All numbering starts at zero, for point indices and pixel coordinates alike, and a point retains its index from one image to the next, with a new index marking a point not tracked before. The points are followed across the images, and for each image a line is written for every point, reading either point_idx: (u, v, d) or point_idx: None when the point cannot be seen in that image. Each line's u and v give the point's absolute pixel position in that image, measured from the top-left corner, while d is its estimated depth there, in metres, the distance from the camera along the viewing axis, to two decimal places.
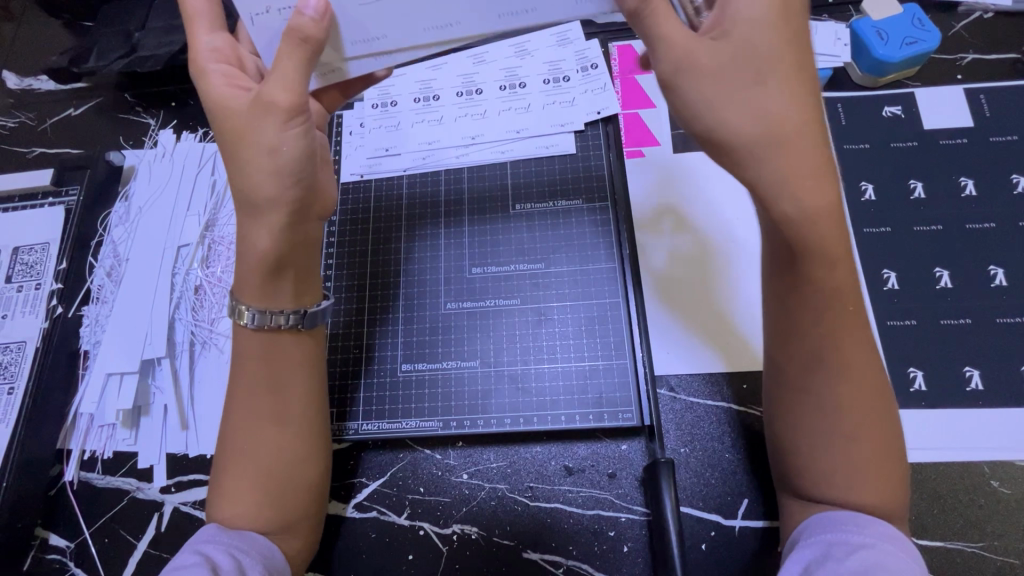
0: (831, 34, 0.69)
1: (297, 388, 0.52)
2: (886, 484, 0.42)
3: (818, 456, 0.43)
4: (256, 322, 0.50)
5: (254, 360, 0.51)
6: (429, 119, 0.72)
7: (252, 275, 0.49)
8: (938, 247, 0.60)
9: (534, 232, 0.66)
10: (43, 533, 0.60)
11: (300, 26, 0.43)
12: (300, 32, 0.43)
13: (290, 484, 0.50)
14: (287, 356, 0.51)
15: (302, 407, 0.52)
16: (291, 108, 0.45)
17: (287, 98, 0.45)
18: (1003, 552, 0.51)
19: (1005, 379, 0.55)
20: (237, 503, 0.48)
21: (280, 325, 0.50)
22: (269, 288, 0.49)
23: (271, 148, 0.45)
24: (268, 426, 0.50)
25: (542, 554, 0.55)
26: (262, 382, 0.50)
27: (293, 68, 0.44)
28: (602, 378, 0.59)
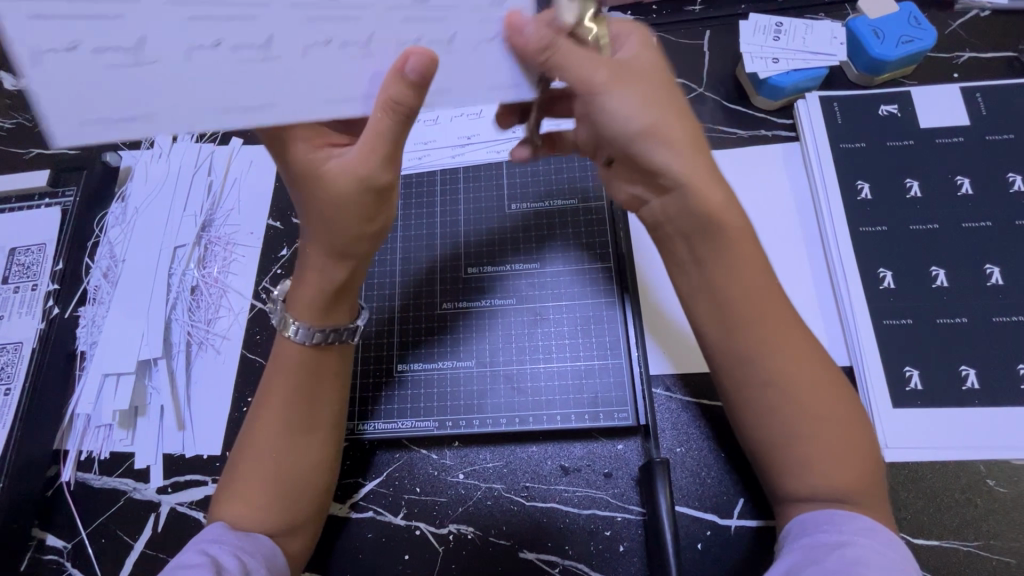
0: (827, 32, 0.68)
1: (326, 402, 0.52)
2: (854, 473, 0.43)
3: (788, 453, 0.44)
4: (308, 338, 0.51)
5: (291, 372, 0.51)
6: (425, 120, 0.73)
7: (318, 298, 0.50)
8: (933, 246, 0.60)
9: (530, 231, 0.67)
10: (40, 533, 0.60)
11: (400, 98, 0.39)
12: (401, 105, 0.39)
13: (306, 488, 0.50)
14: (320, 364, 0.52)
15: (328, 417, 0.52)
16: (388, 185, 0.44)
17: (390, 176, 0.44)
18: (998, 551, 0.51)
19: (1001, 379, 0.55)
20: (246, 505, 0.48)
21: (325, 342, 0.51)
22: (326, 304, 0.51)
23: (368, 217, 0.46)
24: (292, 436, 0.50)
25: (538, 554, 0.55)
26: (297, 393, 0.51)
27: (391, 145, 0.42)
28: (598, 378, 0.59)
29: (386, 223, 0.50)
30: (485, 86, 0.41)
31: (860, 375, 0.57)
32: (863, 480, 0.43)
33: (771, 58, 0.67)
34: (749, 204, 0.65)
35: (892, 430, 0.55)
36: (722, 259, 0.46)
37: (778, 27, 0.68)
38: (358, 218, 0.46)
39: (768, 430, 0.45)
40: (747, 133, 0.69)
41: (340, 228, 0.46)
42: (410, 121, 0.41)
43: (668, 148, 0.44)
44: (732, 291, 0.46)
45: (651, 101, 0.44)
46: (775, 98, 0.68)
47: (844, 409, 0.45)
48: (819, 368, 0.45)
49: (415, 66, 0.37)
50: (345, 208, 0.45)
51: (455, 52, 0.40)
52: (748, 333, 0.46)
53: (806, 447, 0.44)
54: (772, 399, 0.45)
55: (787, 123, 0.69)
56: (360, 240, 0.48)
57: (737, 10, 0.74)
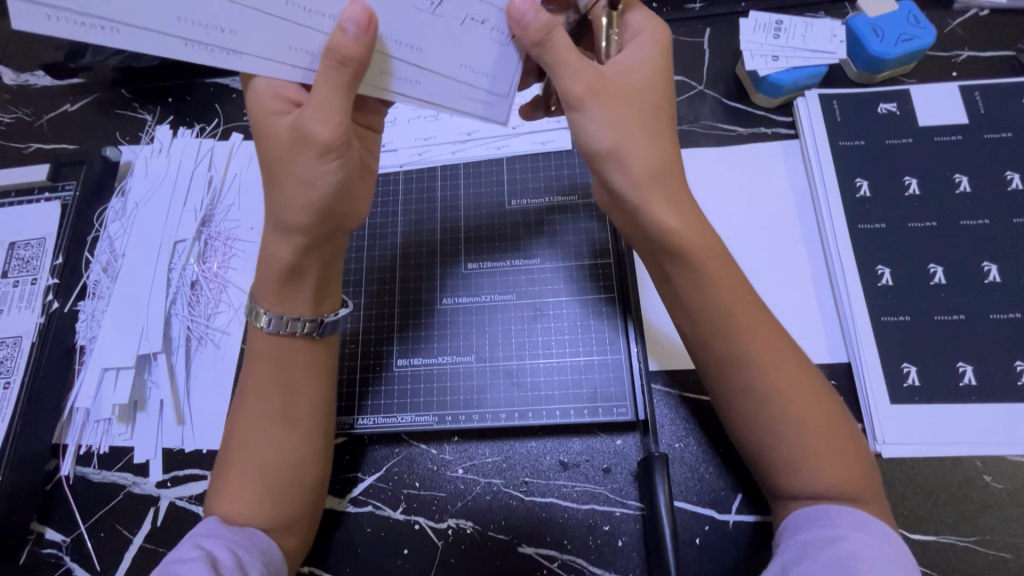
0: (828, 30, 0.67)
1: (309, 393, 0.52)
2: (844, 467, 0.43)
3: (779, 450, 0.45)
4: (274, 326, 0.51)
5: (269, 365, 0.51)
6: (424, 116, 0.73)
7: (275, 281, 0.50)
8: (932, 244, 0.60)
9: (533, 225, 0.67)
10: (39, 527, 0.60)
11: (340, 47, 0.40)
12: (341, 57, 0.41)
13: (294, 481, 0.50)
14: (295, 356, 0.52)
15: (312, 410, 0.52)
16: (328, 143, 0.43)
17: (331, 133, 0.43)
18: (995, 546, 0.51)
19: (998, 375, 0.55)
20: (235, 498, 0.48)
21: (297, 332, 0.51)
22: (289, 294, 0.51)
23: (308, 181, 0.45)
24: (276, 427, 0.50)
25: (537, 548, 0.55)
26: (275, 385, 0.51)
27: (332, 96, 0.42)
28: (598, 373, 0.60)
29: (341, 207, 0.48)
30: (457, 93, 0.47)
31: (858, 372, 0.57)
32: (850, 470, 0.43)
33: (772, 55, 0.67)
34: (748, 202, 0.66)
35: (890, 426, 0.55)
36: (687, 276, 0.46)
37: (778, 25, 0.68)
38: (301, 179, 0.45)
39: (756, 427, 0.46)
40: (747, 130, 0.69)
41: (288, 202, 0.46)
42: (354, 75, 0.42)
43: (629, 169, 0.44)
44: (708, 307, 0.46)
45: (621, 122, 0.44)
46: (774, 96, 0.68)
47: (823, 401, 0.45)
48: (796, 362, 0.46)
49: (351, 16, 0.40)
50: (293, 166, 0.45)
51: (443, 18, 0.42)
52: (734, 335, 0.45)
53: (793, 441, 0.44)
54: (752, 396, 0.45)
55: (787, 121, 0.69)
56: (309, 221, 0.46)
57: (737, 7, 0.74)
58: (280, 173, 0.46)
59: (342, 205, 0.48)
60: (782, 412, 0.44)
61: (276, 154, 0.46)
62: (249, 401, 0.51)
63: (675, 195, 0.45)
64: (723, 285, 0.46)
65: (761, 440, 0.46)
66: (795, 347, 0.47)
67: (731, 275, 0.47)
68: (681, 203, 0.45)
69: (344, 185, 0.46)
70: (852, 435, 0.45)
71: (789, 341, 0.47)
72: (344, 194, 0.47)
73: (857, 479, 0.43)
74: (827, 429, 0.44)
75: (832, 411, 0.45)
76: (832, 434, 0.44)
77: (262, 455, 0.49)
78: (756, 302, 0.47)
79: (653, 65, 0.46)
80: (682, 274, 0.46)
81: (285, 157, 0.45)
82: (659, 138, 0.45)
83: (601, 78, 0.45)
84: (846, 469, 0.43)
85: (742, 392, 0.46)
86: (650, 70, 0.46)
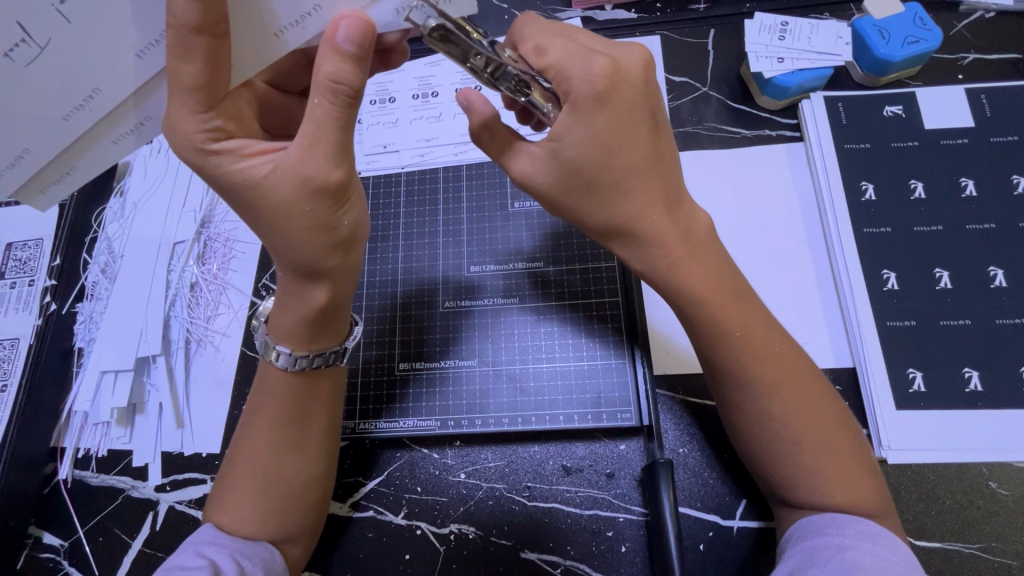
0: (833, 32, 0.67)
1: (323, 419, 0.51)
2: (861, 482, 0.44)
3: (785, 467, 0.46)
4: (292, 365, 0.48)
5: (281, 398, 0.49)
6: (427, 117, 0.72)
7: (299, 324, 0.47)
8: (939, 249, 0.60)
9: (541, 230, 0.66)
10: (36, 532, 0.60)
11: (343, 79, 0.38)
12: (342, 83, 0.38)
13: (301, 500, 0.50)
14: (319, 382, 0.50)
15: (322, 435, 0.51)
16: (342, 185, 0.40)
17: (342, 173, 0.40)
18: (1001, 553, 0.51)
19: (1004, 381, 0.55)
20: (242, 516, 0.48)
21: (319, 367, 0.49)
22: (314, 335, 0.48)
23: (329, 225, 0.42)
24: (284, 451, 0.49)
25: (540, 554, 0.54)
26: (290, 416, 0.49)
27: (339, 137, 0.39)
28: (601, 378, 0.59)
29: (362, 231, 0.45)
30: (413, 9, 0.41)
31: (863, 376, 0.57)
32: (863, 488, 0.44)
33: (777, 57, 0.66)
34: (751, 204, 0.65)
35: (896, 432, 0.55)
36: (694, 315, 0.47)
37: (783, 26, 0.67)
38: (315, 227, 0.41)
39: (765, 447, 0.46)
40: (751, 132, 0.69)
41: (301, 249, 0.42)
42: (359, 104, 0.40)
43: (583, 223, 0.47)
44: (721, 331, 0.46)
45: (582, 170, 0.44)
46: (779, 98, 0.68)
47: (834, 424, 0.46)
48: (807, 391, 0.46)
49: (350, 36, 0.37)
50: (304, 218, 0.41)
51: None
52: (744, 363, 0.46)
53: (803, 463, 0.45)
54: (754, 416, 0.47)
55: (792, 123, 0.69)
56: (337, 259, 0.44)
57: (742, 9, 0.74)
58: (274, 222, 0.41)
59: (362, 230, 0.45)
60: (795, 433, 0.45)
61: (268, 205, 0.41)
62: (263, 428, 0.49)
63: (671, 251, 0.46)
64: (738, 321, 0.46)
65: (766, 455, 0.47)
66: (801, 355, 0.48)
67: (743, 311, 0.47)
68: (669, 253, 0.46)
69: (360, 214, 0.44)
70: (862, 456, 0.46)
71: (799, 354, 0.48)
72: (362, 220, 0.45)
73: (876, 494, 0.45)
74: (848, 446, 0.45)
75: (852, 437, 0.46)
76: (851, 450, 0.45)
77: (270, 472, 0.49)
78: (765, 325, 0.47)
79: (622, 112, 0.42)
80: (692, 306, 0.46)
81: (277, 212, 0.41)
82: (634, 191, 0.44)
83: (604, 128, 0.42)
84: (852, 488, 0.44)
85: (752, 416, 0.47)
86: (603, 128, 0.42)
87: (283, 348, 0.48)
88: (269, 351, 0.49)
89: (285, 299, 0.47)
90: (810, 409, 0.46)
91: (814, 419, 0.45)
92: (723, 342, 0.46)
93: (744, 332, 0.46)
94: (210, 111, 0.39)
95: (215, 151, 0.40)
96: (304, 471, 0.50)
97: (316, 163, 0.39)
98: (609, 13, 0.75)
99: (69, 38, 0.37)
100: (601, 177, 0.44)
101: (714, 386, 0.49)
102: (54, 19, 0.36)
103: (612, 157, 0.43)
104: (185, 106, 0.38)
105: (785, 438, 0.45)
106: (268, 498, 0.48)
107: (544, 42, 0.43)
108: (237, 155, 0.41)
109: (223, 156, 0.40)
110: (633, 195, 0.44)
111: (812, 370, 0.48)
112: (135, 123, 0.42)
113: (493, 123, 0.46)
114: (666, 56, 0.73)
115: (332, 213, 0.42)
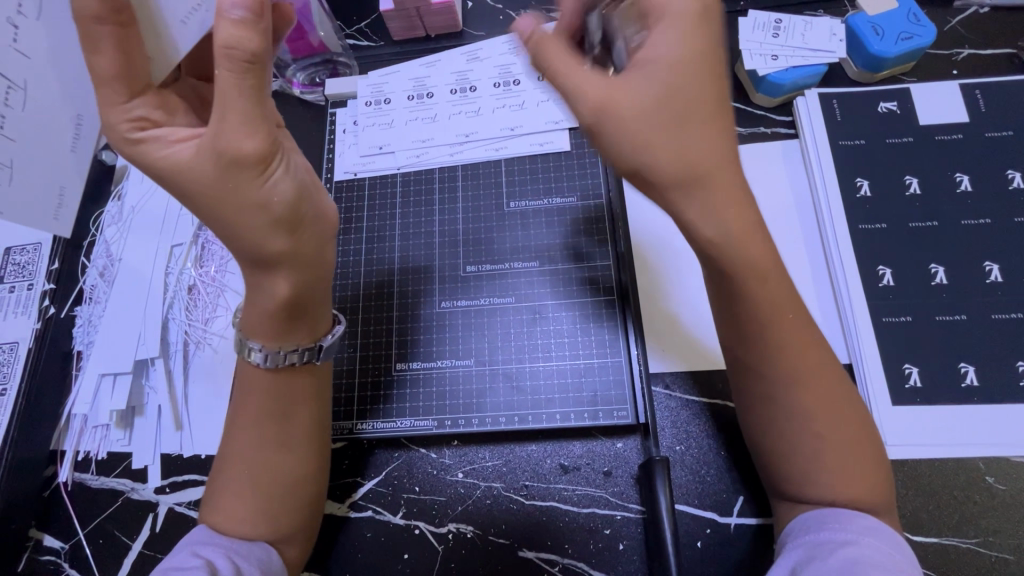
0: (827, 29, 0.67)
1: (296, 416, 0.50)
2: (867, 476, 0.45)
3: (796, 461, 0.46)
4: (266, 362, 0.49)
5: (252, 395, 0.50)
6: (422, 117, 0.72)
7: (267, 318, 0.47)
8: (934, 244, 0.60)
9: (536, 229, 0.66)
10: (37, 534, 0.60)
11: (235, 43, 0.37)
12: (238, 48, 0.37)
13: (280, 498, 0.49)
14: (292, 377, 0.50)
15: (292, 428, 0.50)
16: (262, 155, 0.39)
17: (257, 143, 0.39)
18: (998, 548, 0.51)
19: (1001, 375, 0.55)
20: (222, 514, 0.48)
21: (295, 363, 0.49)
22: (286, 329, 0.48)
23: (263, 203, 0.41)
24: (253, 446, 0.49)
25: (538, 552, 0.54)
26: (255, 408, 0.49)
27: (249, 105, 0.38)
28: (597, 376, 0.59)
29: (308, 210, 0.44)
30: None
31: (860, 374, 0.57)
32: (869, 483, 0.44)
33: (770, 55, 0.66)
34: None
35: (893, 429, 0.55)
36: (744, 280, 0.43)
37: (777, 24, 0.68)
38: (247, 205, 0.41)
39: (781, 444, 0.47)
40: (746, 130, 0.69)
41: (250, 232, 0.42)
42: (262, 69, 0.39)
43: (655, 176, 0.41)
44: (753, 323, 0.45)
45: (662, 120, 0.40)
46: (774, 95, 0.68)
47: (851, 420, 0.46)
48: (831, 385, 0.46)
49: (240, 4, 0.37)
50: (231, 196, 0.40)
51: None
52: (781, 357, 0.45)
53: (816, 462, 0.45)
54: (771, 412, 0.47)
55: (787, 121, 0.69)
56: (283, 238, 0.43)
57: (736, 7, 0.74)
58: (221, 210, 0.41)
59: (309, 208, 0.44)
60: (808, 431, 0.45)
61: (210, 193, 0.40)
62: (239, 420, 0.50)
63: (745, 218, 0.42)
64: (788, 307, 0.45)
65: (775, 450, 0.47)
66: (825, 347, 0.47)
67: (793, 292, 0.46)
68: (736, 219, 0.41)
69: (298, 188, 0.43)
70: (871, 449, 0.46)
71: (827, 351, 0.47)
72: (303, 194, 0.43)
73: (880, 486, 0.45)
74: (861, 442, 0.46)
75: (867, 432, 0.46)
76: (864, 446, 0.46)
77: (248, 467, 0.49)
78: (800, 319, 0.46)
79: (701, 69, 0.41)
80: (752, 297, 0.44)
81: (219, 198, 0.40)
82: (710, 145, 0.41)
83: (677, 82, 0.41)
84: (863, 485, 0.44)
85: (768, 410, 0.47)
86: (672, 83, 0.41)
87: (255, 345, 0.49)
88: (243, 349, 0.49)
89: (252, 294, 0.47)
90: (832, 404, 0.46)
91: (834, 415, 0.45)
92: (763, 333, 0.45)
93: (794, 313, 0.46)
94: (134, 99, 0.40)
95: (142, 138, 0.40)
96: (284, 465, 0.50)
97: (232, 136, 0.39)
98: None
99: (13, 48, 0.39)
100: (679, 128, 0.40)
101: (738, 379, 0.49)
102: (3, 31, 0.38)
103: (689, 111, 0.41)
104: (109, 96, 0.39)
105: (797, 434, 0.46)
106: (244, 496, 0.48)
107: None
108: (163, 142, 0.41)
109: (151, 143, 0.41)
110: (710, 149, 0.41)
111: (839, 370, 0.47)
112: (72, 125, 0.47)
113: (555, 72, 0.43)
114: None
115: (261, 187, 0.40)
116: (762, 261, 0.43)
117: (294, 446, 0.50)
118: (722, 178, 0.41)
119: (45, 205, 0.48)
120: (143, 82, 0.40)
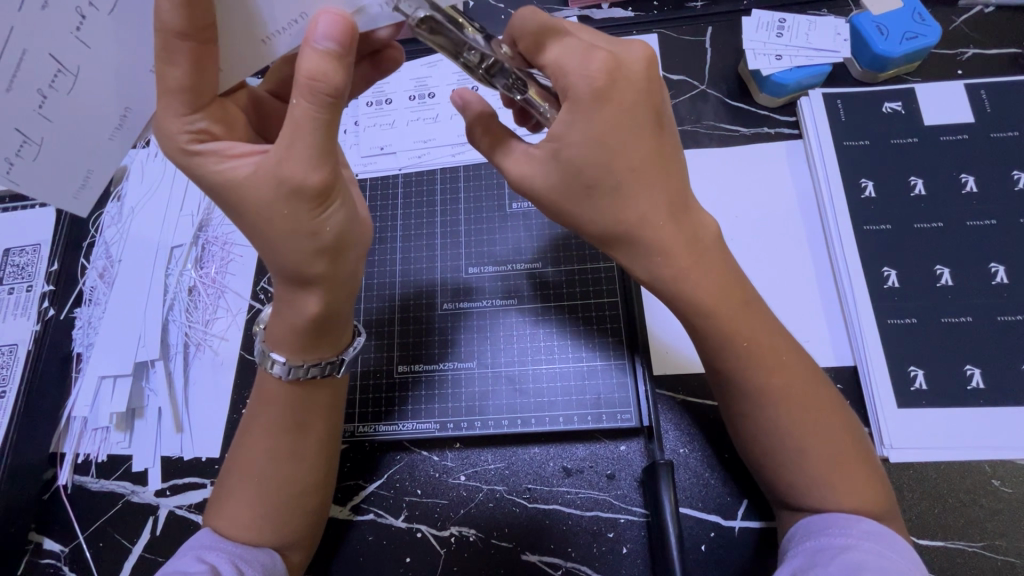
0: (831, 28, 0.67)
1: (318, 429, 0.50)
2: (870, 491, 0.44)
3: (791, 470, 0.45)
4: (287, 374, 0.48)
5: (272, 408, 0.49)
6: (423, 117, 0.72)
7: (294, 334, 0.46)
8: (939, 245, 0.60)
9: (537, 231, 0.66)
10: (37, 537, 0.60)
11: (319, 75, 0.37)
12: (321, 81, 0.37)
13: (296, 507, 0.49)
14: (316, 392, 0.50)
15: (317, 443, 0.50)
16: (324, 187, 0.39)
17: (323, 175, 0.39)
18: (1004, 552, 0.51)
19: (1007, 378, 0.55)
20: (237, 524, 0.48)
21: (315, 377, 0.49)
22: (309, 344, 0.47)
23: (313, 232, 0.41)
24: (281, 459, 0.49)
25: (541, 555, 0.54)
26: (283, 423, 0.49)
27: (319, 138, 0.38)
28: (602, 378, 0.59)
29: (354, 237, 0.44)
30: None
31: (865, 376, 0.57)
32: (875, 500, 0.44)
33: (775, 54, 0.66)
34: (750, 203, 0.65)
35: (898, 432, 0.54)
36: (695, 323, 0.46)
37: (781, 23, 0.67)
38: (298, 231, 0.40)
39: (769, 458, 0.46)
40: (750, 130, 0.68)
41: (286, 253, 0.41)
42: (342, 106, 0.39)
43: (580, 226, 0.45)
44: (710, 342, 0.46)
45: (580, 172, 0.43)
46: (778, 96, 0.67)
47: (840, 434, 0.45)
48: (816, 407, 0.46)
49: (331, 35, 0.37)
50: (284, 222, 0.40)
51: None
52: (751, 380, 0.46)
53: (813, 481, 0.44)
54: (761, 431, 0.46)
55: (790, 121, 0.68)
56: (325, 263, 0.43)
57: (740, 6, 0.73)
58: (259, 226, 0.41)
59: (354, 234, 0.44)
60: (800, 451, 0.45)
61: (252, 208, 0.40)
62: (261, 433, 0.49)
63: (676, 261, 0.44)
64: (745, 333, 0.45)
65: (774, 466, 0.46)
66: (802, 363, 0.47)
67: (748, 322, 0.45)
68: (676, 263, 0.44)
69: (348, 219, 0.43)
70: (870, 466, 0.45)
71: (806, 367, 0.47)
72: (351, 225, 0.43)
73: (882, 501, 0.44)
74: (859, 459, 0.45)
75: (860, 449, 0.46)
76: (864, 464, 0.45)
77: (271, 478, 0.48)
78: (775, 339, 0.46)
79: (621, 108, 0.41)
80: (708, 330, 0.45)
81: (263, 216, 0.40)
82: (638, 195, 0.43)
83: (605, 128, 0.41)
84: (865, 500, 0.44)
85: (757, 428, 0.46)
86: (597, 128, 0.41)
87: (277, 356, 0.48)
88: (265, 359, 0.49)
89: (281, 308, 0.46)
90: (821, 427, 0.45)
91: (818, 433, 0.45)
92: (731, 358, 0.46)
93: (756, 342, 0.45)
94: (196, 112, 0.40)
95: (198, 151, 0.41)
96: (302, 476, 0.50)
97: (296, 165, 0.38)
98: (606, 12, 0.74)
99: (75, 37, 0.38)
100: (596, 180, 0.43)
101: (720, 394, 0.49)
102: (68, 17, 0.37)
103: (612, 157, 0.42)
104: (171, 106, 0.39)
105: (786, 449, 0.45)
106: (264, 506, 0.48)
107: (541, 37, 0.42)
108: (220, 156, 0.41)
109: (206, 157, 0.41)
110: (640, 198, 0.43)
111: (827, 391, 0.47)
112: (117, 116, 0.42)
113: (489, 121, 0.46)
114: (663, 54, 0.73)
115: (312, 218, 0.40)
116: (705, 297, 0.44)
117: (311, 458, 0.50)
118: (647, 222, 0.43)
119: (66, 185, 0.43)
120: (207, 96, 0.40)
